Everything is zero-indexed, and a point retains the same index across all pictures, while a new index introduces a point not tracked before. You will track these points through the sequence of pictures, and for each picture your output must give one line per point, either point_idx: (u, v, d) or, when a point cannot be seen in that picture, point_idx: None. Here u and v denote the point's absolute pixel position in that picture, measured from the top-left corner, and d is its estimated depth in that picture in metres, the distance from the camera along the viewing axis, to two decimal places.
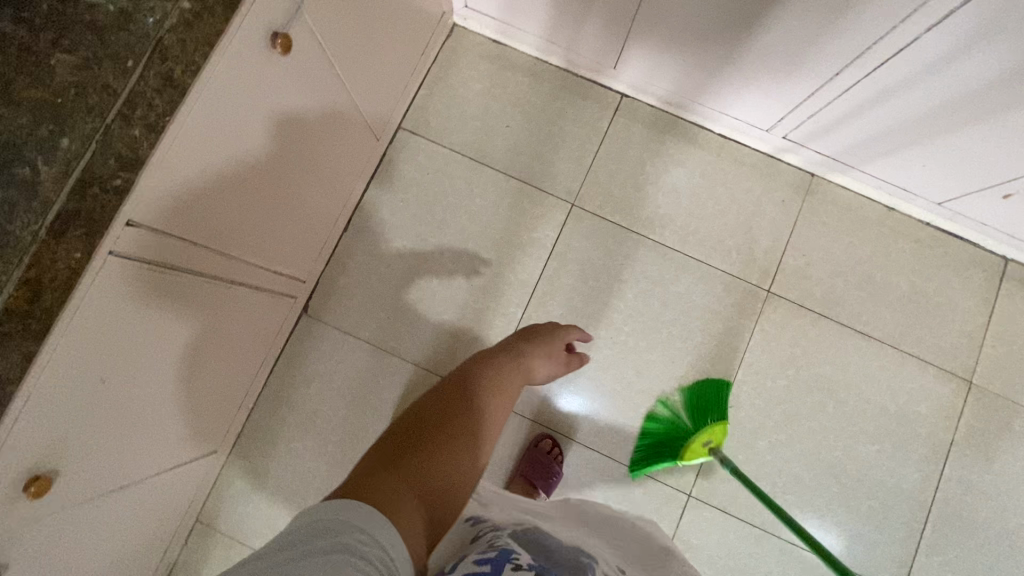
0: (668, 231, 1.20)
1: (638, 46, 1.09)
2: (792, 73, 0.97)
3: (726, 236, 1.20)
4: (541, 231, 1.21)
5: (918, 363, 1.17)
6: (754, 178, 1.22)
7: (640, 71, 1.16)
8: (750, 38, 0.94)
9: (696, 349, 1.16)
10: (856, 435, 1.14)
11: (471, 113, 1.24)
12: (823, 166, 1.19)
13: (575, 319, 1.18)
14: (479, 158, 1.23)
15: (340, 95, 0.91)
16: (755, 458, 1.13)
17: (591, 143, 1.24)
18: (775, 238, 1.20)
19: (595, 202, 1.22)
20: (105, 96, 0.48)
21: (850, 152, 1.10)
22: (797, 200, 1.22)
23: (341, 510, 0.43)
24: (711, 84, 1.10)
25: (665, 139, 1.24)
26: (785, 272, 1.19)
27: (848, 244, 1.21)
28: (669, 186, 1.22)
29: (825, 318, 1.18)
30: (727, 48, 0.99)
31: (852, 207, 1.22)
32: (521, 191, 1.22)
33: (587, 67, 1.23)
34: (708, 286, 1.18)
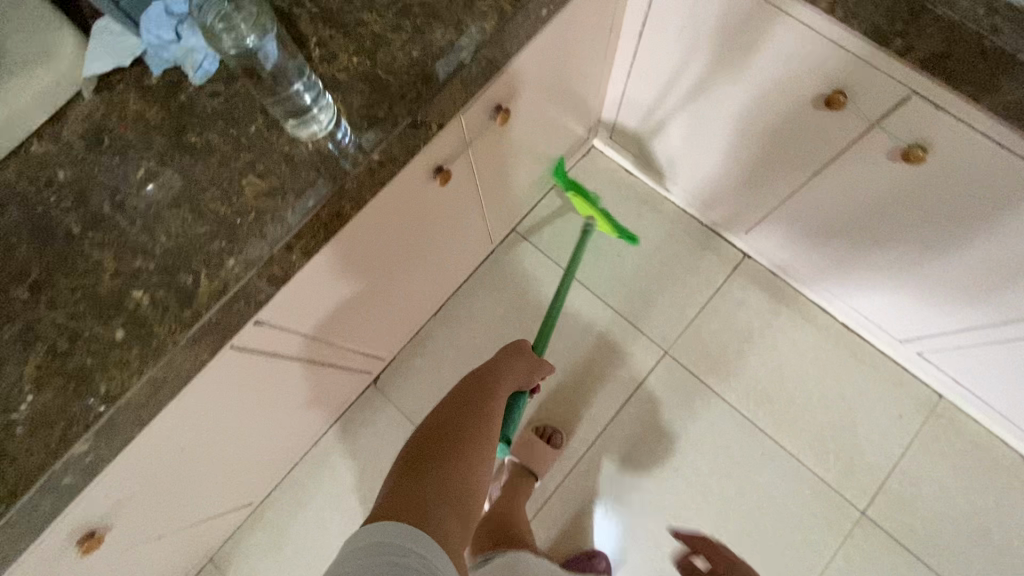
0: (761, 410, 1.11)
1: (775, 224, 1.05)
2: (948, 301, 0.88)
3: (825, 436, 1.09)
4: (626, 370, 1.15)
5: None
6: (871, 380, 1.11)
7: (769, 244, 1.12)
8: (905, 257, 0.87)
9: (765, 552, 1.04)
10: None
11: (586, 234, 1.24)
12: (955, 393, 1.06)
13: (638, 475, 1.09)
14: (582, 278, 1.22)
15: (473, 211, 0.92)
16: None
17: (699, 296, 1.19)
18: (881, 454, 1.08)
19: (689, 356, 1.15)
20: (277, 223, 0.50)
21: (994, 394, 0.97)
22: (916, 418, 1.09)
23: (381, 535, 0.55)
24: (846, 280, 1.03)
25: (780, 312, 1.17)
26: (886, 495, 1.06)
27: (969, 486, 1.05)
28: (774, 362, 1.14)
29: (924, 565, 1.02)
30: (877, 259, 0.92)
31: (982, 445, 1.07)
32: (615, 323, 1.19)
33: (713, 221, 1.20)
34: (793, 484, 1.07)
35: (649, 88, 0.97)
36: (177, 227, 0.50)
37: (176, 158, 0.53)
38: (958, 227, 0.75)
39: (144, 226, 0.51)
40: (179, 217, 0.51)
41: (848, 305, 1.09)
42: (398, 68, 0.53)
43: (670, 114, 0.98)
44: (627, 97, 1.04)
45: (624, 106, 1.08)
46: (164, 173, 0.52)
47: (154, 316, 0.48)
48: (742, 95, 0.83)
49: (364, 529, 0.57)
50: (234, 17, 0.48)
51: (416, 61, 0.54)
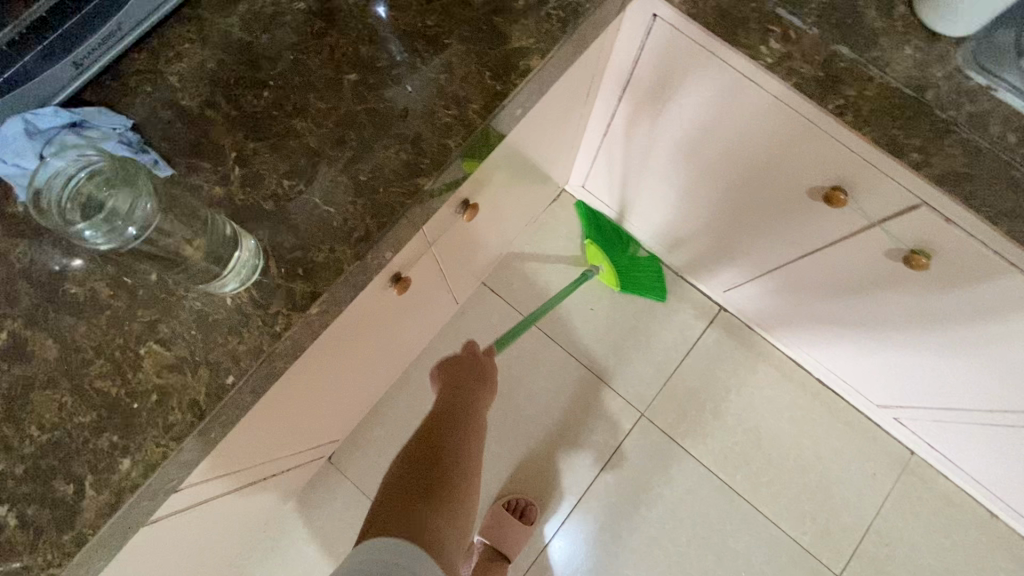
0: (739, 473, 1.08)
1: (756, 287, 1.00)
2: (930, 382, 0.85)
3: (802, 498, 1.07)
4: (602, 434, 1.09)
5: None
6: (847, 438, 1.10)
7: (748, 302, 1.08)
8: (889, 338, 0.83)
9: None
10: None
11: (557, 285, 1.16)
12: (928, 452, 1.06)
13: (615, 548, 1.04)
14: (554, 334, 1.14)
15: (436, 292, 0.82)
16: None
17: (676, 352, 1.14)
18: (857, 515, 1.06)
19: (666, 417, 1.10)
20: (187, 409, 0.39)
21: (970, 461, 0.97)
22: (889, 477, 1.08)
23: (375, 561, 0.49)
24: (825, 346, 1.00)
25: (757, 367, 1.13)
26: (861, 558, 1.04)
27: (939, 544, 1.06)
28: (751, 421, 1.10)
29: None
30: (862, 335, 0.89)
31: (951, 502, 1.07)
32: (590, 383, 1.12)
33: (690, 273, 1.15)
34: (771, 551, 1.04)
35: (627, 150, 0.90)
36: (52, 415, 0.39)
37: (50, 318, 0.41)
38: (952, 322, 0.71)
39: (5, 415, 0.39)
40: (53, 401, 0.39)
41: (826, 367, 1.06)
42: (343, 192, 0.44)
43: (652, 176, 0.92)
44: (602, 154, 0.97)
45: (598, 162, 1.00)
46: (33, 339, 0.40)
47: (22, 543, 0.37)
48: (730, 173, 0.77)
49: (359, 549, 0.50)
50: (101, 193, 0.36)
51: (364, 186, 0.44)
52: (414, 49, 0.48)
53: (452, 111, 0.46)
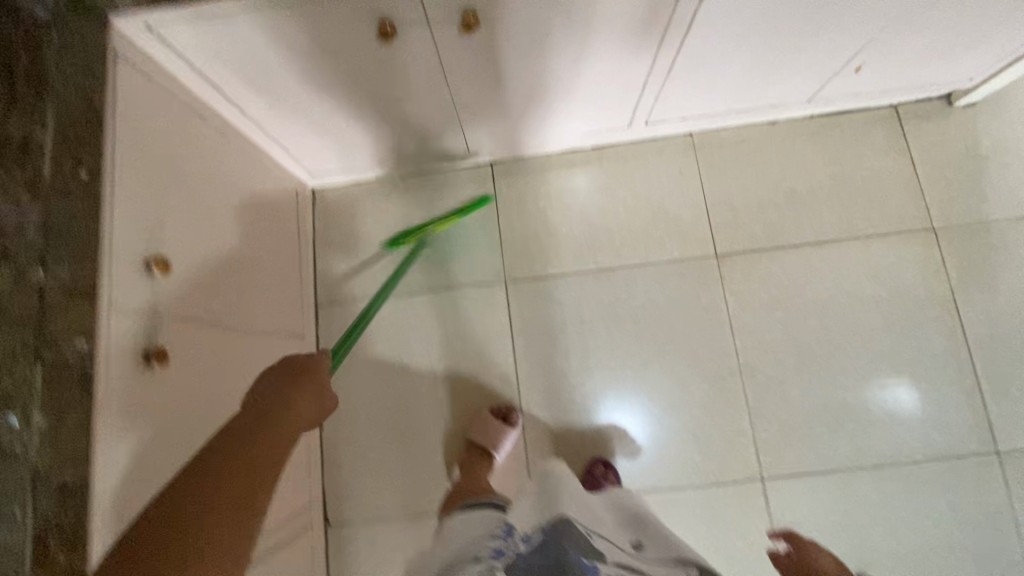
0: (600, 256, 1.21)
1: (478, 130, 1.11)
2: (617, 82, 0.99)
3: (652, 229, 1.21)
4: (492, 321, 1.21)
5: (881, 239, 1.17)
6: (644, 166, 1.24)
7: (491, 144, 1.19)
8: (564, 82, 0.96)
9: (687, 342, 1.15)
10: (868, 334, 1.14)
11: (372, 256, 1.25)
12: (695, 124, 1.22)
13: (568, 381, 1.16)
14: (401, 290, 1.23)
15: (239, 336, 0.88)
16: (795, 407, 1.12)
17: (490, 220, 1.25)
18: (693, 205, 1.22)
19: (522, 268, 1.22)
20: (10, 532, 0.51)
21: (707, 105, 1.13)
22: (692, 162, 1.23)
23: None
24: (557, 122, 1.12)
25: (549, 177, 1.26)
26: (720, 229, 1.20)
27: (757, 172, 1.22)
28: (576, 216, 1.23)
29: (778, 248, 1.19)
30: (556, 95, 1.01)
31: (741, 139, 1.23)
32: (454, 296, 1.22)
33: (445, 160, 1.25)
34: (662, 281, 1.18)
35: (291, 127, 1.00)
36: None
37: None
38: (557, 39, 0.83)
39: None
40: None
41: (579, 133, 1.19)
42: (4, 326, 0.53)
43: (326, 129, 1.02)
44: (287, 143, 1.05)
45: (297, 150, 1.09)
46: None
47: None
48: (342, 83, 0.86)
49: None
50: None
51: None
52: None
53: None
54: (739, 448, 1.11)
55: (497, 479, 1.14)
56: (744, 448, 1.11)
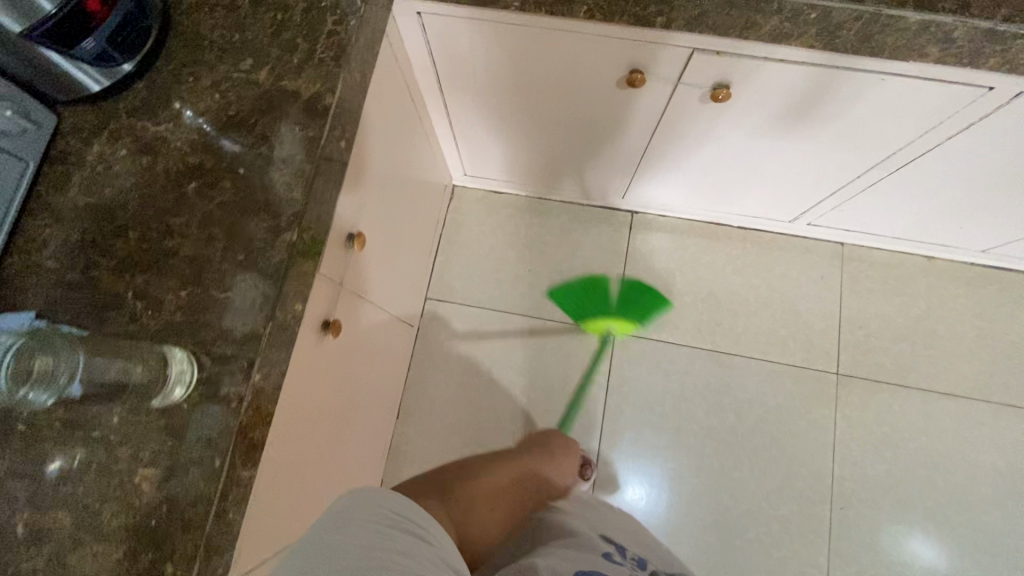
0: (717, 337, 1.18)
1: (643, 184, 1.09)
2: (809, 182, 0.96)
3: (777, 327, 1.18)
4: (592, 368, 1.18)
5: (1015, 412, 1.11)
6: (786, 262, 1.21)
7: (645, 199, 1.18)
8: (759, 167, 0.94)
9: (783, 452, 1.11)
10: (976, 505, 1.07)
11: (492, 267, 1.25)
12: (852, 238, 1.18)
13: (651, 452, 1.13)
14: (510, 310, 1.22)
15: (376, 317, 0.89)
16: (878, 555, 1.06)
17: (617, 267, 1.23)
18: (825, 316, 1.18)
19: (636, 325, 1.20)
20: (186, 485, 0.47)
21: (877, 226, 1.09)
22: (837, 274, 1.20)
23: None
24: (723, 200, 1.10)
25: (687, 243, 1.23)
26: (847, 349, 1.16)
27: (901, 303, 1.17)
28: (704, 290, 1.21)
29: (903, 387, 1.13)
30: (739, 176, 0.98)
31: (893, 265, 1.19)
32: (561, 330, 1.21)
33: (592, 199, 1.23)
34: (774, 383, 1.15)
35: (474, 127, 1.00)
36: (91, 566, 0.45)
37: (52, 498, 0.46)
38: (784, 128, 0.81)
39: None
40: (89, 555, 0.45)
41: (735, 214, 1.17)
42: (230, 278, 0.51)
43: (504, 137, 1.02)
44: (459, 139, 1.06)
45: (462, 147, 1.09)
46: (45, 520, 0.46)
47: None
48: (551, 104, 0.86)
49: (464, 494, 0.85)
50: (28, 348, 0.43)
51: (246, 261, 0.51)
52: (227, 136, 0.55)
53: (283, 169, 0.53)
54: None
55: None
56: None
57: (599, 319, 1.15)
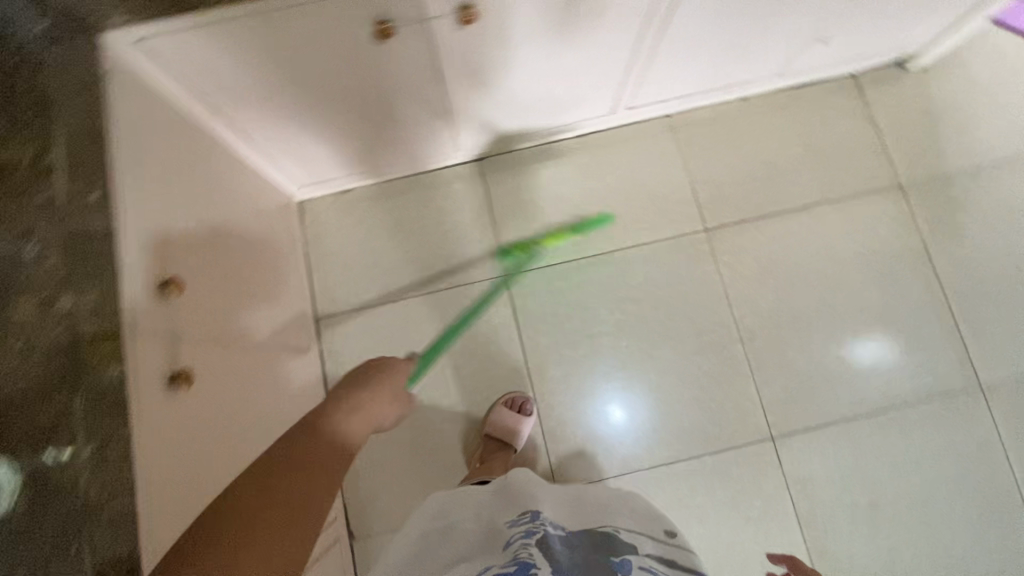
0: (594, 240, 1.24)
1: (468, 130, 1.11)
2: (603, 69, 1.01)
3: (641, 211, 1.25)
4: (497, 316, 1.21)
5: (856, 200, 1.24)
6: (628, 150, 1.28)
7: (479, 143, 1.20)
8: (554, 72, 0.97)
9: (686, 315, 1.20)
10: (854, 289, 1.20)
11: (368, 262, 1.24)
12: (673, 106, 1.26)
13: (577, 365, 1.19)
14: (402, 295, 1.22)
15: (252, 355, 0.86)
16: (795, 366, 1.17)
17: (483, 215, 1.26)
18: (678, 184, 1.26)
19: (520, 261, 1.23)
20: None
21: (683, 87, 1.17)
22: (673, 143, 1.28)
23: None
24: (545, 115, 1.14)
25: (537, 168, 1.27)
26: (706, 205, 1.25)
27: (734, 147, 1.27)
28: (568, 204, 1.26)
29: (762, 217, 1.24)
30: (543, 90, 1.02)
31: (716, 117, 1.29)
32: (456, 293, 1.22)
33: (435, 161, 1.24)
34: (656, 260, 1.23)
35: (277, 140, 0.97)
36: None
37: None
38: (549, 28, 0.84)
39: None
40: None
41: (564, 125, 1.21)
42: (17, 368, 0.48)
43: (313, 138, 1.00)
44: (272, 157, 1.02)
45: (281, 162, 1.06)
46: None
47: None
48: (333, 89, 0.85)
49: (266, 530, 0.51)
50: None
51: None
52: None
53: None
54: (747, 410, 1.16)
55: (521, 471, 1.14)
56: (751, 410, 1.16)
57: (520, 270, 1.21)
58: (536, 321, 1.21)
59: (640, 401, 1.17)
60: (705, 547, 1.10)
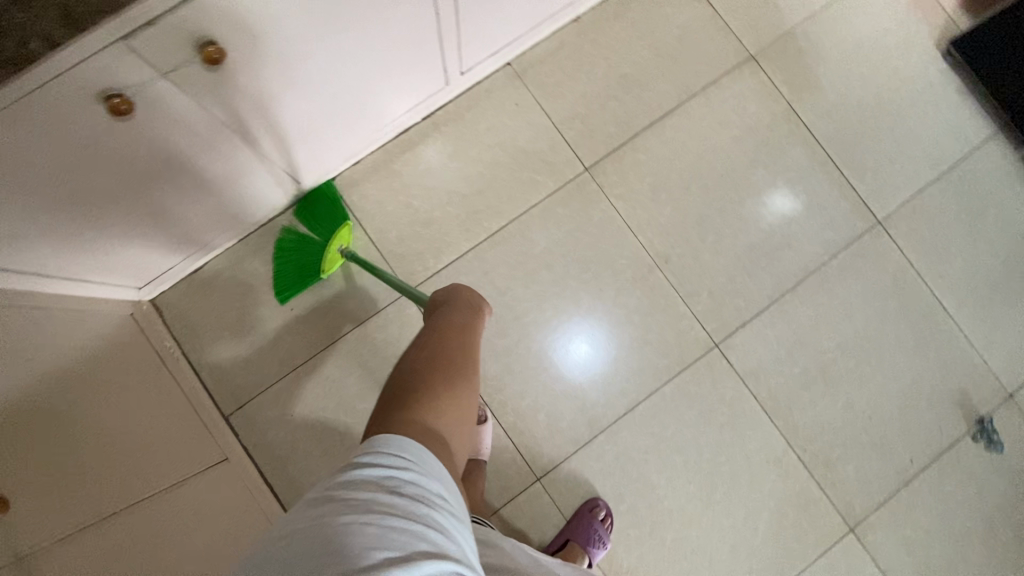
0: (483, 220, 1.16)
1: (299, 159, 0.98)
2: (413, 43, 0.90)
3: (518, 172, 1.17)
4: (416, 336, 1.12)
5: (716, 85, 1.21)
6: (481, 114, 1.18)
7: (321, 167, 1.06)
8: (359, 65, 0.85)
9: (599, 261, 1.16)
10: (743, 174, 1.19)
11: (256, 336, 1.10)
12: (507, 52, 1.16)
13: (515, 351, 1.13)
14: (307, 355, 1.10)
15: (143, 508, 0.75)
16: (716, 268, 1.17)
17: (360, 238, 1.13)
18: (543, 132, 1.18)
19: (416, 270, 1.13)
20: None
21: (507, 31, 1.07)
22: (524, 92, 1.19)
23: None
24: (376, 112, 1.02)
25: (396, 167, 1.15)
26: (578, 143, 1.19)
27: (584, 74, 1.20)
28: (442, 193, 1.16)
29: (636, 135, 1.19)
30: (359, 84, 0.90)
31: (555, 49, 1.20)
32: (364, 330, 1.12)
33: (281, 202, 1.09)
34: (551, 217, 1.16)
35: (77, 254, 0.80)
36: None
37: None
38: (324, 22, 0.72)
39: None
40: None
41: (403, 114, 1.10)
42: None
43: (121, 234, 0.83)
44: (84, 273, 0.85)
45: (98, 274, 0.89)
46: None
47: None
48: (103, 177, 0.70)
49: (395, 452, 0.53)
50: None
51: None
52: None
53: None
54: (687, 328, 1.15)
55: (499, 478, 1.09)
56: (691, 327, 1.15)
57: (329, 257, 1.07)
58: None
59: (588, 361, 1.13)
60: (696, 471, 1.11)
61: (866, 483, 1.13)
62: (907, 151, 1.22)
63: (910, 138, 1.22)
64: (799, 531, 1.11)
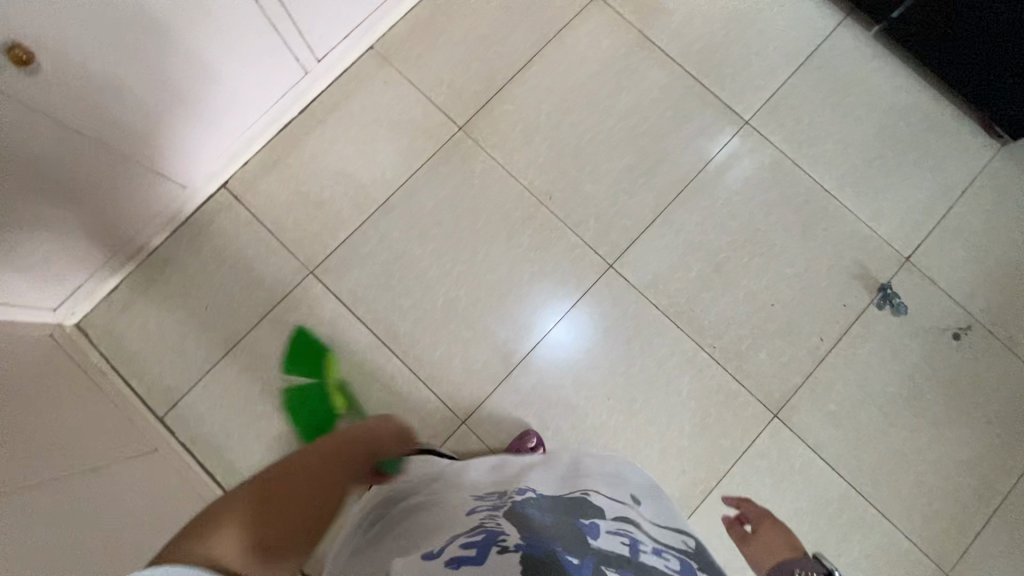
0: (371, 194, 1.22)
1: (169, 156, 1.06)
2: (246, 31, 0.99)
3: (397, 144, 1.24)
4: (327, 311, 1.18)
5: (568, 28, 1.28)
6: (353, 97, 1.25)
7: (200, 167, 1.14)
8: (192, 53, 0.94)
9: (487, 209, 1.22)
10: (609, 103, 1.25)
11: (179, 338, 1.16)
12: (365, 36, 1.25)
13: (422, 308, 1.18)
14: (229, 346, 1.16)
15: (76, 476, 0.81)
16: (598, 194, 1.22)
17: (261, 231, 1.20)
18: (415, 102, 1.26)
19: (318, 251, 1.20)
20: None
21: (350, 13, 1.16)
22: (391, 69, 1.27)
23: None
24: (236, 105, 1.11)
25: (283, 160, 1.23)
26: (449, 106, 1.26)
27: (444, 42, 1.28)
28: (330, 176, 1.23)
29: (502, 88, 1.26)
30: (202, 72, 0.98)
31: (412, 26, 1.29)
32: (277, 314, 1.18)
33: (179, 207, 1.17)
34: (434, 178, 1.23)
35: None
36: None
37: None
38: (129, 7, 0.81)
39: None
40: None
41: (270, 107, 1.18)
42: None
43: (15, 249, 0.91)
44: None
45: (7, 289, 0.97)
46: None
47: None
48: None
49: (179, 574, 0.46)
50: None
51: None
52: None
53: None
54: (581, 255, 1.20)
55: (425, 429, 1.14)
56: (584, 253, 1.20)
57: None
58: (364, 293, 1.19)
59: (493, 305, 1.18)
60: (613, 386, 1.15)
61: (779, 368, 1.16)
62: (761, 52, 1.28)
63: (763, 40, 1.28)
64: (724, 427, 1.14)
